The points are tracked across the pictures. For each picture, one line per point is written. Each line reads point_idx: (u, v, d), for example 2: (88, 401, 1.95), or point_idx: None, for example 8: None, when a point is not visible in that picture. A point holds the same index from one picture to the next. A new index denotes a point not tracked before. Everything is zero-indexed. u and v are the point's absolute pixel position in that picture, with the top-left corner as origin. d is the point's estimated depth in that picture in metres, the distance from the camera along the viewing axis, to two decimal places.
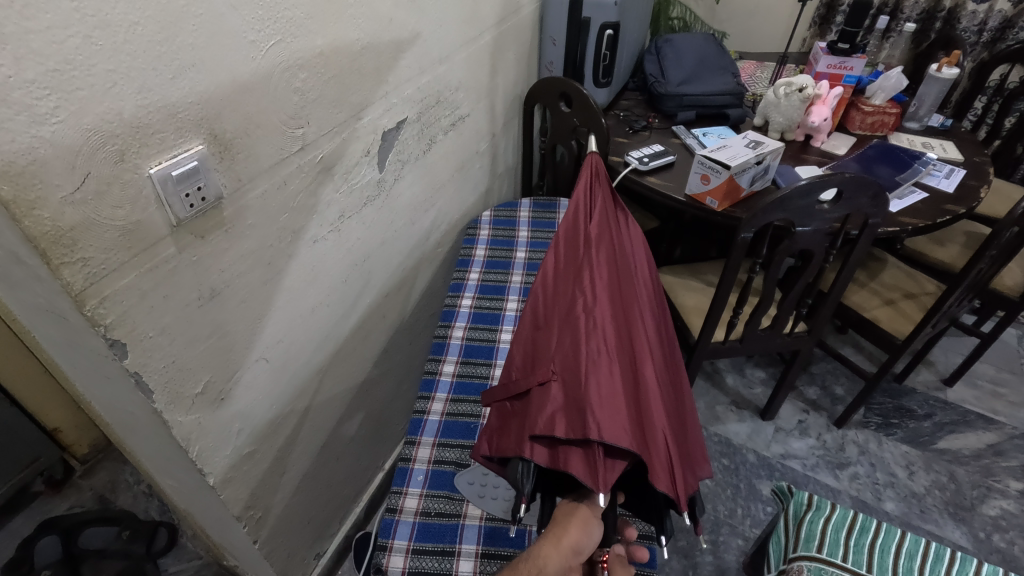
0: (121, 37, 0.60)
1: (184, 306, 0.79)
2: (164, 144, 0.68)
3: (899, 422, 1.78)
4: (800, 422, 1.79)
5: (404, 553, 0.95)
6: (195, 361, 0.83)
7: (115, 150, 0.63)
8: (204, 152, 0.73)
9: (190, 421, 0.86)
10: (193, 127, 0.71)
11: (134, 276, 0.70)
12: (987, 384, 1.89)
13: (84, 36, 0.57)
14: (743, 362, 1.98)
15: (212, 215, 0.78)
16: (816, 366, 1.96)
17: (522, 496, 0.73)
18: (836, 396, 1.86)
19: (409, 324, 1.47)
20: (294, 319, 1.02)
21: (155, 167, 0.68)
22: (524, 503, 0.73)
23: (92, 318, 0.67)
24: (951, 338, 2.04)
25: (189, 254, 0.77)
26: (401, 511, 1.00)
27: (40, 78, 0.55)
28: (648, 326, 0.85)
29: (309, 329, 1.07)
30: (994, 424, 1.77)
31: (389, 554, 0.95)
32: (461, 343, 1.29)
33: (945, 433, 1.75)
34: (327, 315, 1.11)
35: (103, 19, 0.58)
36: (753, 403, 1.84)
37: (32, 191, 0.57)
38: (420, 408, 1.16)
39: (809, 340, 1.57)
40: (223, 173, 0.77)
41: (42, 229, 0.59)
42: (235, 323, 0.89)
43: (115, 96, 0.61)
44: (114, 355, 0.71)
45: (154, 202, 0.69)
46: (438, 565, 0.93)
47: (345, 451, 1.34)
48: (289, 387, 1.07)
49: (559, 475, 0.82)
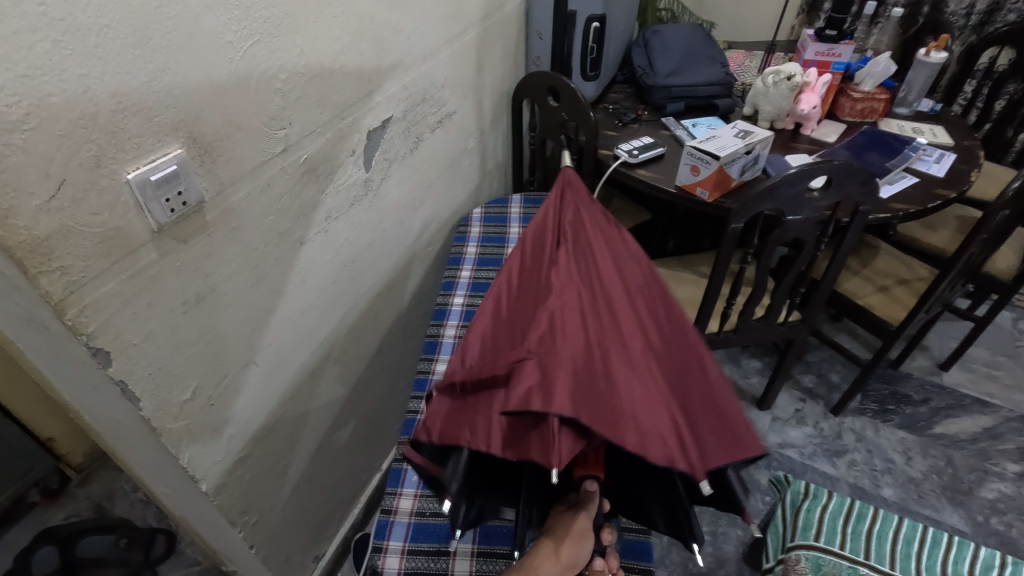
0: (92, 40, 0.59)
1: (169, 312, 0.78)
2: (141, 148, 0.67)
3: (895, 408, 1.78)
4: (797, 410, 1.79)
5: (400, 554, 0.95)
6: (183, 367, 0.83)
7: (90, 156, 0.62)
8: (184, 156, 0.72)
9: (180, 428, 0.85)
10: (171, 130, 0.70)
11: (114, 283, 0.69)
12: (982, 367, 1.90)
13: (54, 40, 0.56)
14: (739, 352, 1.98)
15: (193, 219, 0.77)
16: (812, 354, 1.96)
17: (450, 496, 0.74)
18: (832, 383, 1.87)
19: (402, 323, 1.46)
20: (284, 322, 1.01)
21: (133, 172, 0.67)
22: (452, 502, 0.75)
23: (73, 327, 0.66)
24: (946, 323, 2.04)
25: (172, 260, 0.76)
26: (397, 512, 1.00)
27: (9, 84, 0.54)
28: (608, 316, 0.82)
29: (300, 331, 1.07)
30: (990, 407, 1.78)
31: (385, 555, 0.95)
32: (453, 341, 1.28)
33: (942, 418, 1.75)
34: (317, 317, 1.10)
35: (72, 22, 0.57)
36: (750, 393, 1.84)
37: (4, 199, 0.56)
38: (413, 408, 1.15)
39: (803, 328, 1.57)
40: (204, 177, 0.76)
41: (17, 237, 0.58)
42: (222, 328, 0.88)
43: (89, 100, 0.60)
44: (98, 363, 0.70)
45: (132, 207, 0.68)
46: (434, 565, 0.93)
47: (340, 453, 1.33)
48: (281, 390, 1.06)
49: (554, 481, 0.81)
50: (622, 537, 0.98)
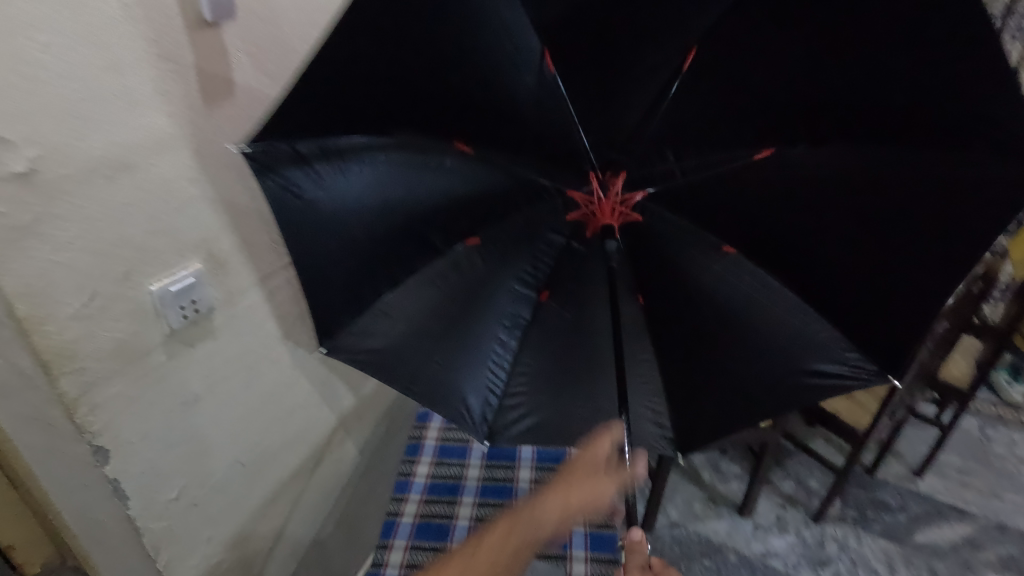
0: (139, 175, 0.71)
1: (167, 412, 0.83)
2: (165, 264, 0.77)
3: (875, 515, 1.77)
4: (777, 517, 1.77)
5: (402, 562, 1.08)
6: (172, 466, 0.86)
7: (121, 271, 0.72)
8: (200, 268, 0.82)
9: (162, 530, 0.86)
10: (193, 249, 0.80)
11: (124, 384, 0.75)
12: (955, 474, 1.89)
13: (108, 176, 0.67)
14: (717, 456, 1.96)
15: (201, 324, 0.85)
16: (790, 459, 1.96)
17: (461, 374, 0.89)
18: (811, 489, 1.85)
19: (401, 418, 1.46)
20: (304, 395, 1.10)
21: (155, 285, 0.76)
22: (467, 406, 0.89)
23: (80, 425, 0.71)
24: (914, 428, 2.06)
25: (178, 362, 0.82)
26: (387, 564, 1.07)
27: (66, 213, 0.64)
28: (804, 83, 0.73)
29: (319, 403, 1.15)
30: (967, 515, 1.77)
31: (389, 558, 1.09)
32: (435, 444, 1.32)
33: (921, 525, 1.74)
34: (333, 391, 1.18)
35: (125, 162, 0.69)
36: (730, 498, 1.82)
37: (42, 308, 0.64)
38: (393, 509, 1.18)
39: (775, 432, 1.59)
40: (216, 287, 0.86)
41: (47, 342, 0.65)
42: (212, 427, 0.91)
43: (127, 225, 0.71)
44: (96, 461, 0.74)
45: (150, 314, 0.76)
46: (433, 559, 1.08)
47: (323, 559, 1.30)
48: (264, 489, 1.07)
49: (563, 347, 0.91)
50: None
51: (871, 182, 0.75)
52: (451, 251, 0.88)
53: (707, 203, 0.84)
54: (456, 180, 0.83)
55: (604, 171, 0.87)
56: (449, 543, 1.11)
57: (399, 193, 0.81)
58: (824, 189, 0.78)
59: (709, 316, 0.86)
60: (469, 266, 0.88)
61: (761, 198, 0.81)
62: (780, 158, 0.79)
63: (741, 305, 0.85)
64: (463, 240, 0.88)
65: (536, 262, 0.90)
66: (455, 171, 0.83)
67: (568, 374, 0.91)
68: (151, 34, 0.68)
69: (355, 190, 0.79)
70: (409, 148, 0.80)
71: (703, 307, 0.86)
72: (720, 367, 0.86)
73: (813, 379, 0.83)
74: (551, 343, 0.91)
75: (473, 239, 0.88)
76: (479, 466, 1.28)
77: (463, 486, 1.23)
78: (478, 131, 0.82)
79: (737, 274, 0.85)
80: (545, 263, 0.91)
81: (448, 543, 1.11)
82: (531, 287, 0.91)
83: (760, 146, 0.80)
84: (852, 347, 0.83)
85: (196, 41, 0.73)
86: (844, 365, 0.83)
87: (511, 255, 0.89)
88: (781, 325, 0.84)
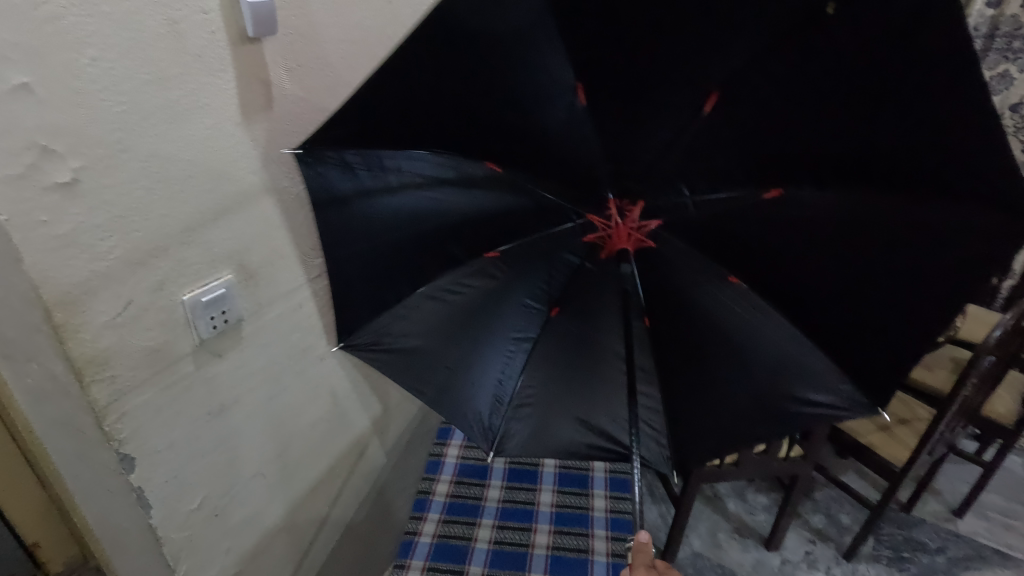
0: (178, 187, 0.72)
1: (193, 422, 0.83)
2: (199, 275, 0.78)
3: (911, 556, 1.68)
4: (807, 553, 1.70)
5: None
6: (195, 476, 0.85)
7: (156, 280, 0.73)
8: (231, 279, 0.83)
9: (181, 539, 0.86)
10: (225, 261, 0.81)
11: (151, 394, 0.76)
12: (998, 516, 1.79)
13: (148, 188, 0.68)
14: (744, 485, 1.90)
15: (230, 334, 0.85)
16: (820, 492, 1.88)
17: (466, 381, 0.88)
18: (843, 524, 1.78)
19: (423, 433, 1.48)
20: (324, 407, 1.11)
21: (188, 295, 0.77)
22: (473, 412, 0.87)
23: (107, 433, 0.71)
24: (953, 465, 1.97)
25: (205, 372, 0.83)
26: None
27: (107, 223, 0.65)
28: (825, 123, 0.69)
29: (339, 416, 1.16)
30: (1012, 560, 1.67)
31: None
32: (456, 462, 1.31)
33: (961, 569, 1.64)
34: (353, 405, 1.19)
35: (165, 174, 0.70)
36: (756, 530, 1.76)
37: (79, 315, 0.65)
38: (411, 528, 1.16)
39: (806, 463, 1.53)
40: (245, 298, 0.86)
41: (81, 350, 0.66)
42: (236, 437, 0.92)
43: (164, 236, 0.72)
44: (121, 469, 0.74)
45: (181, 324, 0.77)
46: None
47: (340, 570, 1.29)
48: (284, 499, 1.06)
49: (576, 370, 0.88)
50: (607, 476, 1.27)
51: (882, 216, 0.72)
52: (472, 262, 0.90)
53: (726, 232, 0.81)
54: (480, 200, 0.87)
55: (623, 199, 0.85)
56: (467, 567, 1.09)
57: (423, 209, 0.86)
58: (832, 226, 0.75)
59: (716, 341, 0.84)
60: (484, 276, 0.90)
61: (779, 224, 0.77)
62: (795, 195, 0.76)
63: (746, 332, 0.82)
64: (482, 253, 0.90)
65: (549, 277, 0.89)
66: (478, 193, 0.86)
67: (572, 393, 0.87)
68: (195, 50, 0.69)
69: (390, 204, 0.85)
70: (434, 163, 0.84)
71: (714, 339, 0.84)
72: (725, 399, 0.83)
73: (804, 408, 0.81)
74: (561, 358, 0.88)
75: (492, 253, 0.90)
76: (499, 487, 1.26)
77: (483, 507, 1.21)
78: (506, 151, 0.84)
79: (738, 301, 0.82)
80: (559, 276, 0.89)
81: (465, 566, 1.09)
82: (543, 301, 0.89)
83: (767, 187, 0.77)
84: (847, 376, 0.79)
85: (238, 57, 0.74)
86: (837, 396, 0.80)
87: (526, 268, 0.89)
88: (793, 348, 0.81)
